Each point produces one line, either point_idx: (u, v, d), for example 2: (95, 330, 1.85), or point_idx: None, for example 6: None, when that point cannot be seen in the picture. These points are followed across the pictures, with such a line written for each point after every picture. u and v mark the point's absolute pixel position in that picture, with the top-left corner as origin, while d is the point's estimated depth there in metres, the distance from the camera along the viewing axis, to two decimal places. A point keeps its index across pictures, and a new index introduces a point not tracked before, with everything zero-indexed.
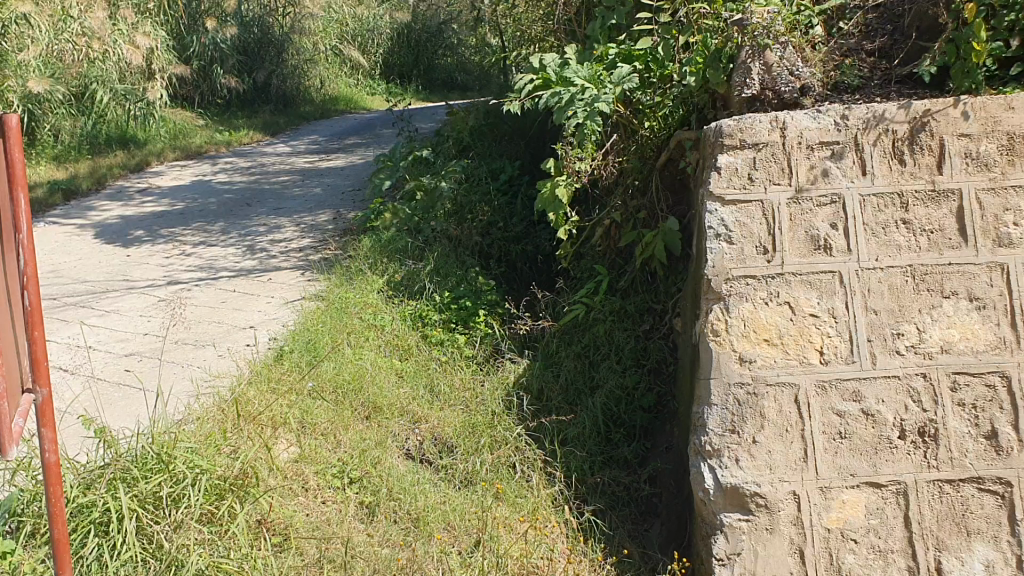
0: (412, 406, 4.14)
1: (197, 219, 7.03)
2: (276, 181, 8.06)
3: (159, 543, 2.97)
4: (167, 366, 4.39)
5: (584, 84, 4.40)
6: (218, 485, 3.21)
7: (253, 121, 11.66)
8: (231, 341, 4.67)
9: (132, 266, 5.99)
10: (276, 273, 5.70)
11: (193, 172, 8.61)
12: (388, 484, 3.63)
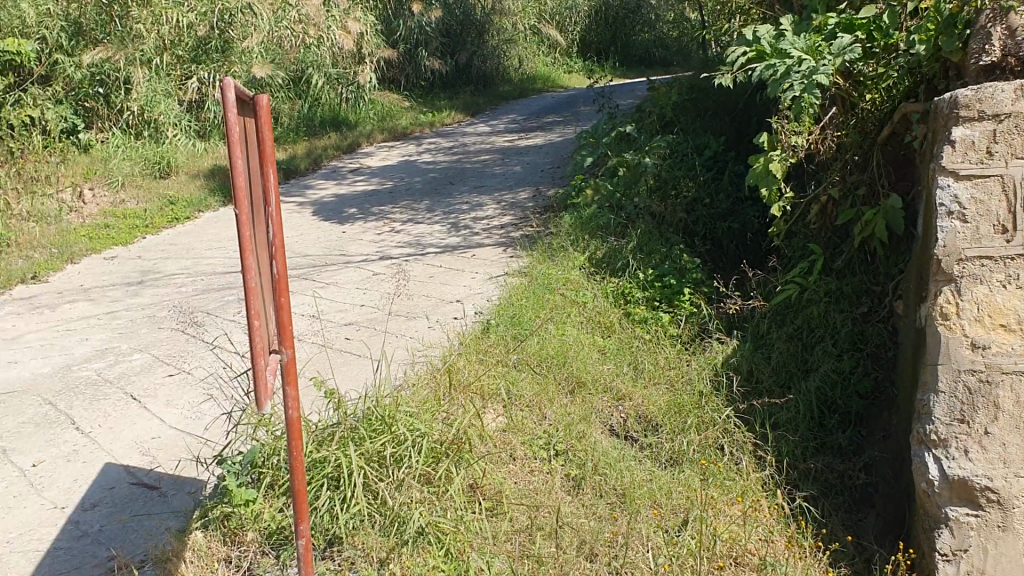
0: (616, 382, 4.10)
1: (404, 197, 7.31)
2: (477, 160, 8.25)
3: (383, 499, 3.12)
4: (381, 337, 4.58)
5: (801, 55, 4.24)
6: (435, 449, 3.31)
7: (454, 102, 11.98)
8: (440, 314, 4.81)
9: (347, 241, 6.31)
10: (479, 249, 5.83)
11: (400, 152, 8.96)
12: (594, 458, 3.60)
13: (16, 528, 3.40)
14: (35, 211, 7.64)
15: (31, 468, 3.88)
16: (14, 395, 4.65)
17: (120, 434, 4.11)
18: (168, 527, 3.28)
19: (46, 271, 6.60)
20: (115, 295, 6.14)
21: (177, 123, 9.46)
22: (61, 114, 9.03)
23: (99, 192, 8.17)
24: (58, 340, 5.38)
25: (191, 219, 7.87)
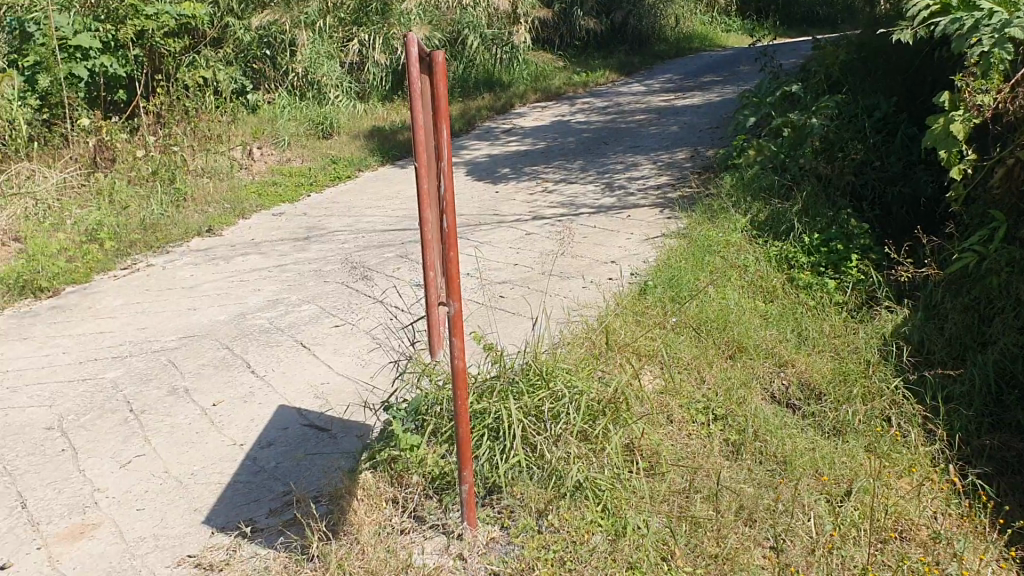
0: (778, 349, 4.01)
1: (558, 157, 7.30)
2: (632, 120, 8.16)
3: (541, 453, 3.13)
4: (537, 295, 4.61)
5: (991, 9, 4.12)
6: (593, 406, 3.27)
7: (609, 62, 11.85)
8: (595, 275, 4.81)
9: (501, 200, 6.37)
10: (635, 210, 5.78)
11: (554, 112, 8.95)
12: (755, 424, 3.54)
13: (200, 462, 3.71)
14: (208, 167, 7.87)
15: (211, 407, 4.17)
16: (194, 339, 4.97)
17: (291, 380, 4.36)
18: (338, 468, 3.48)
19: (220, 226, 6.97)
20: (283, 250, 6.42)
21: (338, 84, 9.78)
22: (231, 75, 9.22)
23: (266, 149, 8.52)
24: (232, 289, 5.70)
25: (352, 177, 8.15)
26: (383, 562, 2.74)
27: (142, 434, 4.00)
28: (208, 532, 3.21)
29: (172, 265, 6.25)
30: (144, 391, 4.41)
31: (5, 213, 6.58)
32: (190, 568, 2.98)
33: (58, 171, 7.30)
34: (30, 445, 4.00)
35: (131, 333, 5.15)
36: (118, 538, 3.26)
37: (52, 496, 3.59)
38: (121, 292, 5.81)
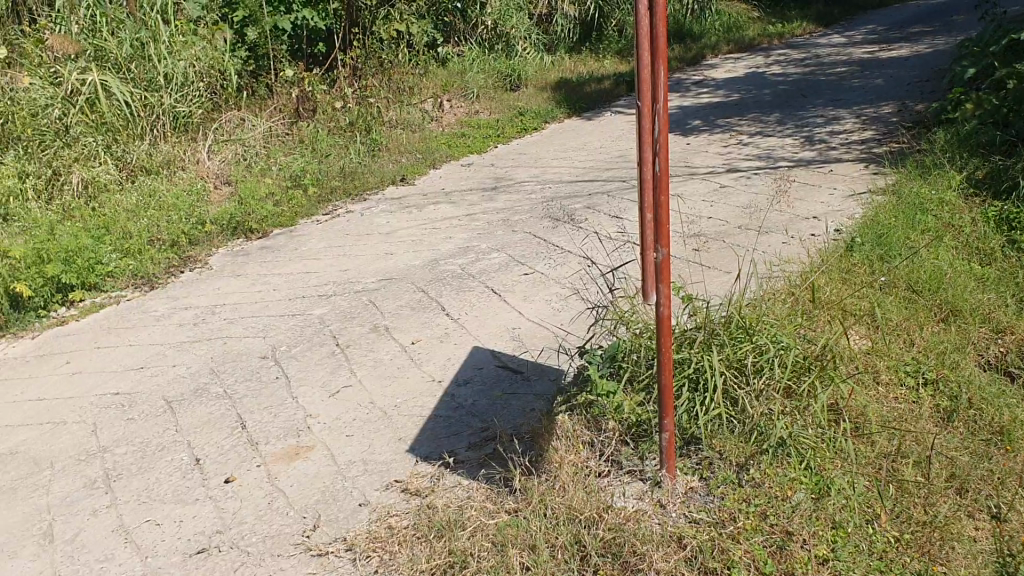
0: (996, 315, 3.78)
1: (752, 110, 7.09)
2: (833, 72, 7.81)
3: (742, 407, 3.06)
4: (733, 250, 4.52)
5: None
6: (800, 361, 3.18)
7: (807, 12, 11.35)
8: (796, 230, 4.68)
9: (692, 152, 6.24)
10: (837, 165, 5.56)
11: (748, 64, 8.69)
12: (970, 391, 3.37)
13: (403, 395, 3.90)
14: (402, 119, 8.08)
15: (410, 345, 4.36)
16: (393, 281, 5.17)
17: (485, 323, 4.49)
18: (533, 409, 3.58)
19: (413, 175, 7.19)
20: (473, 200, 6.55)
21: (526, 36, 9.86)
22: (423, 29, 9.10)
23: (456, 102, 8.67)
24: (426, 235, 5.89)
25: (539, 129, 8.21)
26: (585, 501, 2.79)
27: (348, 366, 4.22)
28: (412, 460, 3.40)
29: (369, 212, 6.49)
30: (347, 327, 4.64)
31: (218, 158, 7.01)
32: (399, 492, 3.20)
33: (264, 119, 7.62)
34: (247, 372, 4.30)
35: (334, 273, 5.41)
36: (330, 461, 3.49)
37: (269, 419, 3.85)
38: (323, 235, 6.10)
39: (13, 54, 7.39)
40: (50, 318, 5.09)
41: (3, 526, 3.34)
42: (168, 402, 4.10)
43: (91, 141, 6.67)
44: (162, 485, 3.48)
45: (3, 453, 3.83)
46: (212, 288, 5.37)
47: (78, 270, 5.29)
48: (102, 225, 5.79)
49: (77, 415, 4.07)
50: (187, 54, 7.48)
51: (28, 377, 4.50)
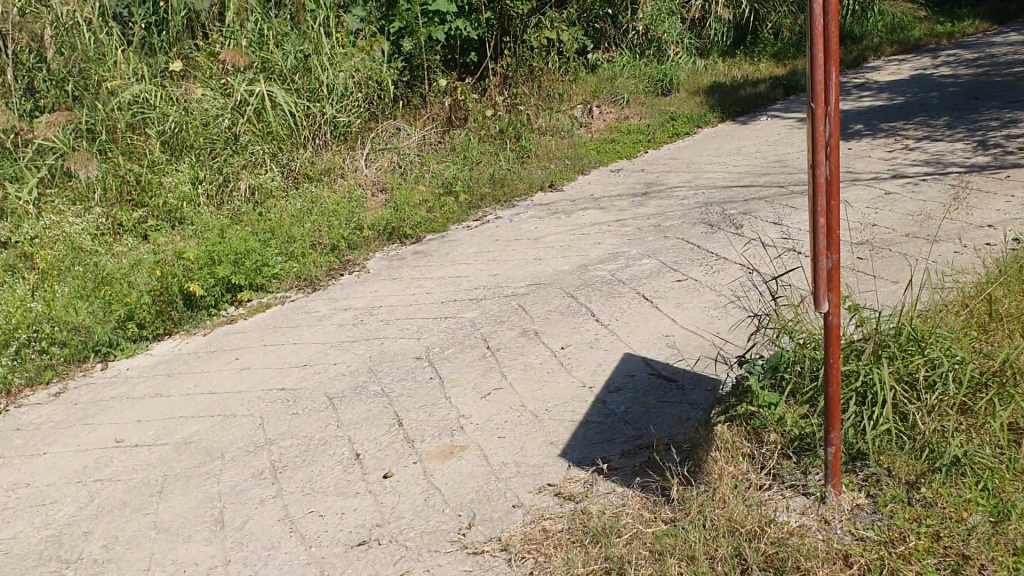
0: None
1: (919, 113, 6.77)
2: (1009, 73, 7.38)
3: (912, 423, 2.93)
4: (900, 260, 4.33)
5: None
6: (976, 377, 3.01)
7: (978, 9, 10.77)
8: (970, 239, 4.44)
9: (854, 157, 6.01)
10: (1014, 171, 5.24)
11: (914, 65, 8.31)
12: None
13: (554, 399, 3.92)
14: (552, 125, 8.12)
15: (561, 350, 4.37)
16: (543, 286, 5.20)
17: (636, 329, 4.46)
18: (688, 419, 3.54)
19: (562, 181, 7.22)
20: (623, 205, 6.52)
21: (678, 41, 9.74)
22: (575, 35, 9.19)
23: (606, 108, 8.65)
24: (575, 241, 5.90)
25: (691, 134, 8.09)
26: (746, 513, 2.73)
27: (499, 369, 4.28)
28: (566, 464, 3.41)
29: (518, 218, 6.56)
30: (499, 330, 4.70)
31: (375, 166, 7.24)
32: (553, 495, 3.21)
33: (419, 128, 7.80)
34: (403, 371, 4.41)
35: (485, 278, 5.49)
36: (485, 461, 3.54)
37: (424, 418, 3.94)
38: (473, 241, 6.20)
39: (188, 66, 7.79)
40: (220, 317, 5.39)
41: (178, 511, 3.55)
42: (330, 398, 4.26)
43: (258, 149, 6.98)
44: (325, 478, 3.62)
45: (178, 443, 4.07)
46: (369, 290, 5.55)
47: (247, 272, 5.56)
48: (268, 230, 6.03)
49: (245, 408, 4.28)
50: (346, 66, 7.75)
51: (201, 372, 4.77)
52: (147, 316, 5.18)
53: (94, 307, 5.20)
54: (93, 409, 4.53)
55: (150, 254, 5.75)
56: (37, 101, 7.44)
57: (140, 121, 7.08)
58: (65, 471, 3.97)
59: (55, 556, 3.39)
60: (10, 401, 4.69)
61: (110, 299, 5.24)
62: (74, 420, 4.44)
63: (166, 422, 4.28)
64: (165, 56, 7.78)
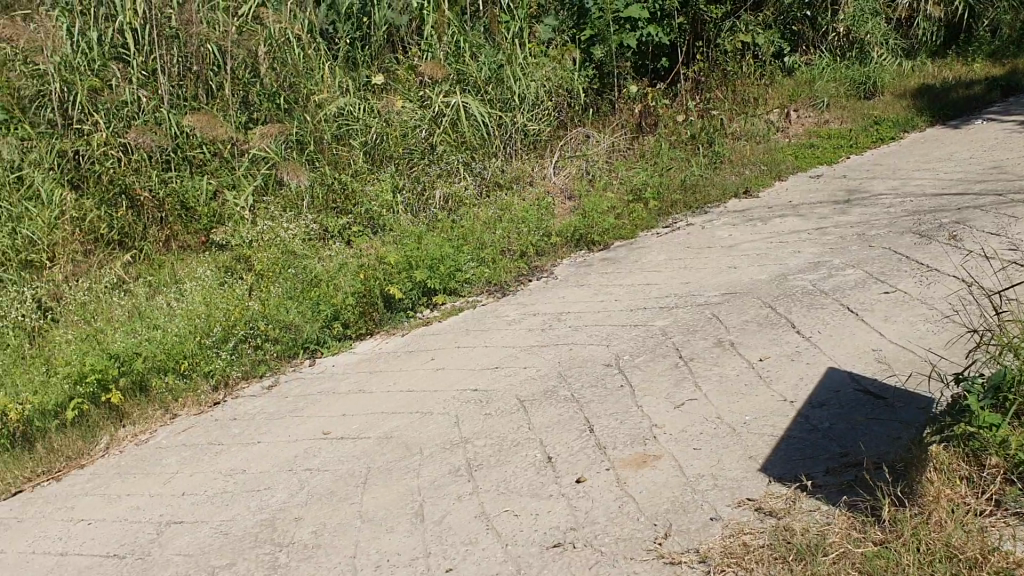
0: None
1: None
2: None
3: None
4: None
5: None
6: None
7: None
8: None
9: None
10: None
11: None
12: None
13: (752, 412, 3.84)
14: (746, 131, 7.94)
15: (758, 362, 4.28)
16: (737, 295, 5.10)
17: (840, 342, 4.31)
18: (898, 439, 3.42)
19: (758, 188, 7.05)
20: (824, 213, 6.29)
21: (883, 41, 9.32)
22: (771, 38, 8.94)
23: (804, 112, 8.37)
24: (772, 249, 5.75)
25: (897, 139, 7.72)
26: (965, 540, 2.64)
27: (694, 379, 4.23)
28: (766, 479, 3.36)
29: (710, 225, 6.47)
30: (692, 339, 4.65)
31: (564, 173, 7.31)
32: (753, 510, 3.17)
33: (609, 135, 7.82)
34: (594, 378, 4.45)
35: (676, 286, 5.44)
36: (679, 471, 3.52)
37: (616, 425, 3.96)
38: (665, 248, 6.15)
39: (388, 78, 8.13)
40: (416, 319, 5.62)
41: (381, 503, 3.71)
42: (522, 401, 4.35)
43: (452, 157, 7.21)
44: (519, 478, 3.69)
45: (380, 437, 4.27)
46: (558, 296, 5.63)
47: (441, 277, 5.75)
48: (461, 235, 6.12)
49: (441, 406, 4.44)
50: (538, 75, 7.88)
51: (399, 371, 4.98)
52: (351, 317, 5.45)
53: (303, 307, 5.42)
54: (302, 402, 4.82)
55: (355, 259, 5.91)
56: (251, 114, 7.71)
57: (344, 132, 7.43)
58: (277, 459, 4.25)
59: (269, 539, 3.62)
60: (227, 392, 5.03)
61: (318, 300, 5.46)
62: (284, 412, 4.74)
63: (367, 417, 4.49)
64: (368, 69, 8.15)
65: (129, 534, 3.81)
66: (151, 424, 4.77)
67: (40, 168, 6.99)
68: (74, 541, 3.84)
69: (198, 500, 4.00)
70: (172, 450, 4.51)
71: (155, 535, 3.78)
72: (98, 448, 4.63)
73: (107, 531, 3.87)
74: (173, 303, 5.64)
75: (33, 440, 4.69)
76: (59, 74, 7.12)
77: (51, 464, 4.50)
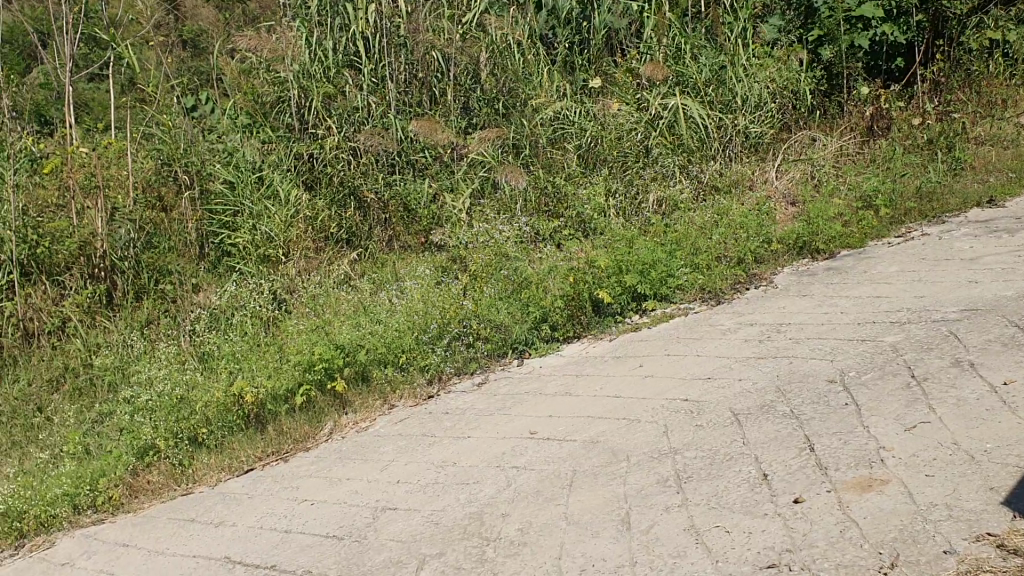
0: None
1: None
2: None
3: None
4: None
5: None
6: None
7: None
8: None
9: None
10: None
11: None
12: None
13: (994, 440, 3.55)
14: (991, 134, 7.33)
15: (1002, 387, 3.94)
16: (979, 312, 4.71)
17: None
18: None
19: (1004, 196, 6.48)
20: None
21: None
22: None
23: None
24: (1020, 263, 5.27)
25: None
26: None
27: (927, 401, 3.94)
28: (1010, 514, 3.11)
29: (949, 236, 6.00)
30: (926, 358, 4.34)
31: (786, 177, 7.02)
32: (994, 547, 2.95)
33: (836, 138, 7.45)
34: (815, 394, 4.22)
35: (908, 299, 5.09)
36: (910, 499, 3.29)
37: (839, 445, 3.74)
38: (896, 259, 5.77)
39: (606, 82, 8.14)
40: (626, 324, 5.57)
41: (587, 507, 3.68)
42: (736, 413, 4.20)
43: (668, 160, 7.11)
44: (732, 494, 3.56)
45: (587, 440, 4.24)
46: (777, 305, 5.40)
47: (653, 282, 5.66)
48: (674, 240, 5.98)
49: (650, 414, 4.35)
50: (762, 76, 7.63)
51: (608, 375, 4.94)
52: (560, 319, 5.48)
53: (513, 307, 5.50)
54: (511, 401, 4.88)
55: (566, 261, 5.89)
56: (471, 119, 7.93)
57: (560, 135, 7.49)
58: (486, 455, 4.31)
59: (477, 533, 3.66)
60: (440, 386, 5.19)
61: (528, 300, 5.51)
62: (493, 409, 4.81)
63: (575, 420, 4.48)
64: (586, 73, 8.20)
65: (347, 517, 3.99)
66: (370, 413, 4.99)
67: (278, 169, 7.32)
68: (297, 520, 4.05)
69: (411, 489, 4.13)
70: (388, 439, 4.68)
71: (370, 520, 3.92)
72: (322, 432, 4.89)
73: (327, 512, 4.07)
74: (395, 299, 5.88)
75: (264, 422, 4.96)
76: (298, 82, 7.54)
77: (280, 445, 4.80)
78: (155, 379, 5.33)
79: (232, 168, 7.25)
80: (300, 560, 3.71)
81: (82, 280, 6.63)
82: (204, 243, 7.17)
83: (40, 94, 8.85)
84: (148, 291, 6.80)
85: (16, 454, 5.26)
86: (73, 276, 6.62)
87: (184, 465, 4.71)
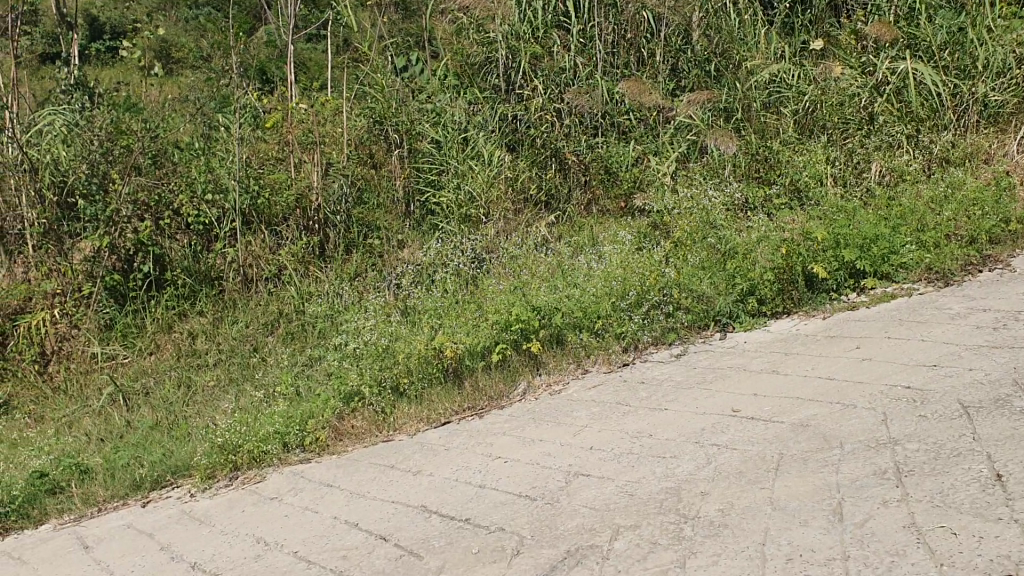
0: None
1: None
2: None
3: None
4: None
5: None
6: None
7: None
8: None
9: None
10: None
11: None
12: None
13: None
14: None
15: None
16: None
17: None
18: None
19: None
20: None
21: None
22: None
23: None
24: None
25: None
26: None
27: None
28: None
29: None
30: None
31: None
32: None
33: None
34: None
35: None
36: None
37: None
38: None
39: (828, 44, 7.76)
40: (841, 302, 5.25)
41: (795, 493, 3.47)
42: (965, 406, 3.84)
43: (894, 128, 6.63)
44: (959, 493, 3.25)
45: (796, 423, 4.00)
46: (1014, 291, 4.92)
47: (873, 258, 5.31)
48: (899, 214, 5.56)
49: (866, 400, 4.06)
50: (1008, 39, 6.94)
51: (819, 355, 4.66)
52: (768, 292, 5.24)
53: (718, 277, 5.30)
54: (713, 374, 4.70)
55: (778, 231, 5.60)
56: (680, 82, 7.73)
57: (775, 100, 7.23)
58: (685, 430, 4.16)
59: (675, 509, 3.53)
60: (637, 354, 5.08)
61: (735, 272, 5.29)
62: (693, 382, 4.65)
63: (782, 400, 4.25)
64: (806, 35, 7.81)
65: (541, 479, 3.95)
66: (564, 376, 4.96)
67: (483, 130, 7.37)
68: (492, 476, 4.06)
69: (607, 456, 4.05)
70: (584, 403, 4.62)
71: (564, 484, 3.87)
72: (517, 392, 4.90)
73: (522, 471, 4.05)
74: (594, 263, 5.77)
75: (462, 377, 5.01)
76: (507, 41, 7.59)
77: (476, 401, 4.85)
78: (362, 328, 5.50)
79: (440, 128, 7.36)
80: (495, 516, 3.70)
81: (298, 231, 6.93)
82: (411, 200, 7.33)
83: (264, 52, 9.29)
84: (358, 244, 7.02)
85: (234, 391, 5.57)
86: (290, 227, 6.92)
87: (386, 412, 4.83)
